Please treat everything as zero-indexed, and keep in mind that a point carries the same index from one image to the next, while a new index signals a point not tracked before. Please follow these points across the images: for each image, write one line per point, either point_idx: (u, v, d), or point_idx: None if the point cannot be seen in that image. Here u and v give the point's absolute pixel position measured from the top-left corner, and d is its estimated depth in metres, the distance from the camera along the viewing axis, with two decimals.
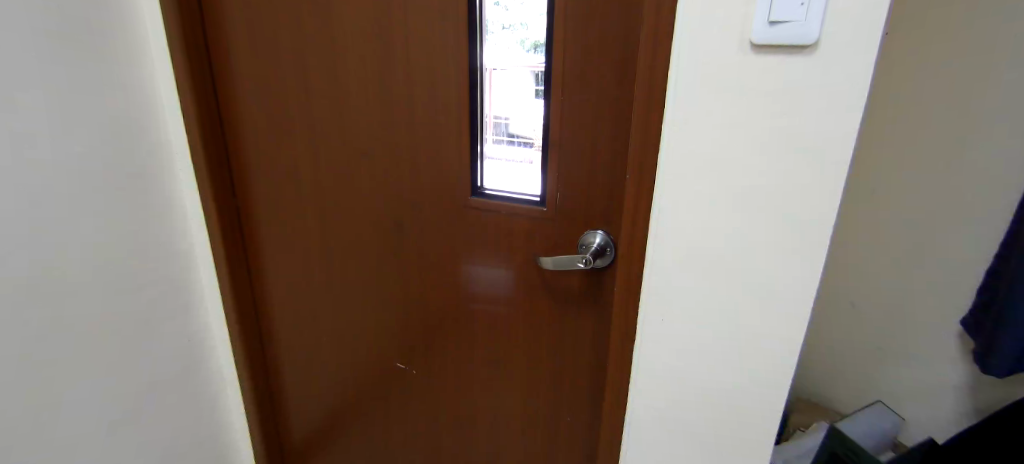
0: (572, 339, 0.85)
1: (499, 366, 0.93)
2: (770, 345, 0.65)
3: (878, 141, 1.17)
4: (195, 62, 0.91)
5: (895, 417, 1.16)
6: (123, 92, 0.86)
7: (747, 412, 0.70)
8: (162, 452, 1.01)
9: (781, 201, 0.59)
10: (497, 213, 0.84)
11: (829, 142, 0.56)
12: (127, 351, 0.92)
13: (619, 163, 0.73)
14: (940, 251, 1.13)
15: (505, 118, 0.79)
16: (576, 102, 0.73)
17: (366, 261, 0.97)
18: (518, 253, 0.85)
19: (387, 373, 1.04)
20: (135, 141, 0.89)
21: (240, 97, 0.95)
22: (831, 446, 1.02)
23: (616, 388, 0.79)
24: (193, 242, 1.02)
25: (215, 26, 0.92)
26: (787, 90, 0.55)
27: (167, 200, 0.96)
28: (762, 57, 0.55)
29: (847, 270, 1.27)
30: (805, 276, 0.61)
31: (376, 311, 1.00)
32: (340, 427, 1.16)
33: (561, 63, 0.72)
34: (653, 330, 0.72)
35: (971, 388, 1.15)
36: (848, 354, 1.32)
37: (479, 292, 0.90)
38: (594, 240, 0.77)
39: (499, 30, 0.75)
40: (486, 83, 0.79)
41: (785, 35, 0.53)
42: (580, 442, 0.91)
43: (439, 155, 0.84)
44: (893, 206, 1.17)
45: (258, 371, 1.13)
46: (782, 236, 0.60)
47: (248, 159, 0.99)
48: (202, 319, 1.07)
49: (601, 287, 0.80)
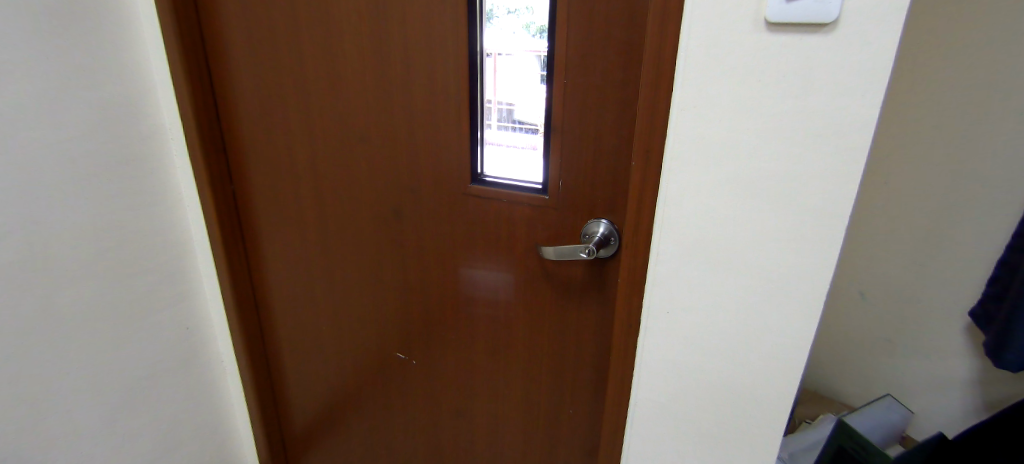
0: (574, 330, 0.84)
1: (499, 357, 0.92)
2: (778, 339, 0.63)
3: (893, 131, 1.12)
4: (189, 49, 0.88)
5: (905, 410, 1.13)
6: (116, 77, 0.83)
7: (751, 405, 0.68)
8: (162, 439, 1.01)
9: (794, 189, 0.56)
10: (497, 200, 0.81)
11: (846, 129, 0.53)
12: (123, 341, 0.90)
13: (624, 151, 0.70)
14: (954, 245, 1.09)
15: (510, 104, 0.77)
16: (579, 88, 0.70)
17: (365, 251, 0.95)
18: (519, 241, 0.83)
19: (387, 364, 1.03)
20: (131, 127, 0.86)
21: (236, 84, 0.93)
22: (839, 440, 0.99)
23: (618, 381, 0.77)
24: (191, 230, 1.00)
25: (210, 11, 0.89)
26: (804, 75, 0.52)
27: (163, 187, 0.94)
28: (778, 38, 0.52)
29: (859, 262, 1.24)
30: (817, 268, 0.59)
31: (376, 302, 0.99)
32: (341, 417, 1.15)
33: (564, 48, 0.69)
34: (657, 323, 0.70)
35: (982, 382, 1.12)
36: (858, 346, 1.28)
37: (480, 283, 0.88)
38: (597, 230, 0.74)
39: (503, 14, 0.72)
40: (488, 68, 0.76)
41: (804, 12, 0.50)
42: (581, 434, 0.90)
43: (438, 142, 0.81)
44: (908, 197, 1.14)
45: (258, 360, 1.12)
46: (791, 227, 0.58)
47: (246, 147, 0.97)
48: (201, 308, 1.05)
49: (604, 277, 0.78)
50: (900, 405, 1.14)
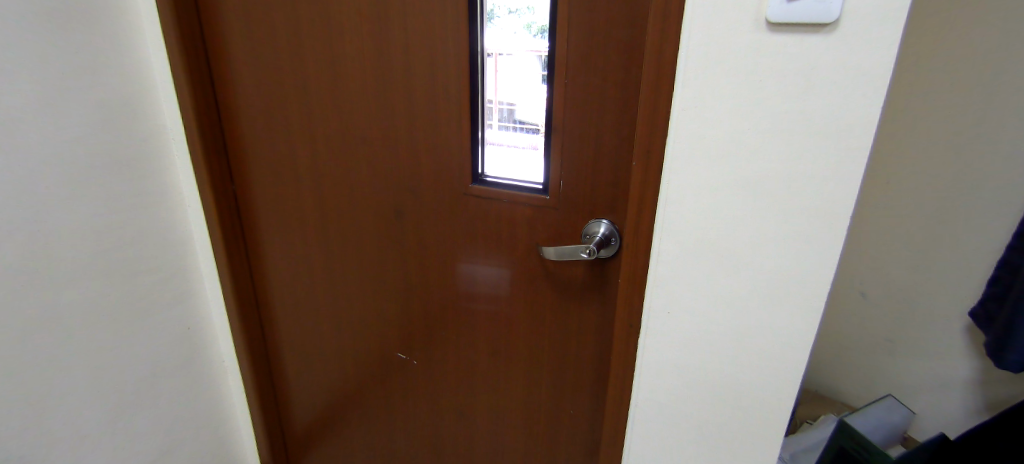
0: (574, 331, 0.84)
1: (499, 357, 0.92)
2: (779, 340, 0.63)
3: (894, 131, 1.12)
4: (189, 49, 0.89)
5: (906, 410, 1.13)
6: (117, 77, 0.84)
7: (752, 405, 0.68)
8: (163, 439, 1.01)
9: (795, 190, 0.56)
10: (498, 200, 0.81)
11: (848, 128, 0.53)
12: (124, 341, 0.91)
13: (625, 151, 0.70)
14: (955, 245, 1.09)
15: (510, 104, 0.77)
16: (579, 88, 0.70)
17: (366, 251, 0.95)
18: (520, 241, 0.83)
19: (388, 363, 1.03)
20: (132, 127, 0.87)
21: (237, 85, 0.93)
22: (840, 441, 0.99)
23: (618, 381, 0.77)
24: (192, 229, 1.00)
25: (211, 12, 0.89)
26: (804, 75, 0.52)
27: (164, 187, 0.94)
28: (779, 38, 0.52)
29: (859, 262, 1.24)
30: (817, 269, 0.58)
31: (377, 302, 0.99)
32: (342, 417, 1.15)
33: (564, 48, 0.69)
34: (658, 323, 0.70)
35: (984, 382, 1.12)
36: (859, 346, 1.28)
37: (480, 282, 0.88)
38: (598, 230, 0.74)
39: (504, 14, 0.72)
40: (488, 68, 0.76)
41: (805, 12, 0.50)
42: (581, 434, 0.90)
43: (438, 142, 0.81)
44: (909, 198, 1.13)
45: (258, 360, 1.12)
46: (792, 227, 0.58)
47: (247, 147, 0.98)
48: (202, 308, 1.05)
49: (604, 277, 0.78)
50: (902, 405, 1.14)
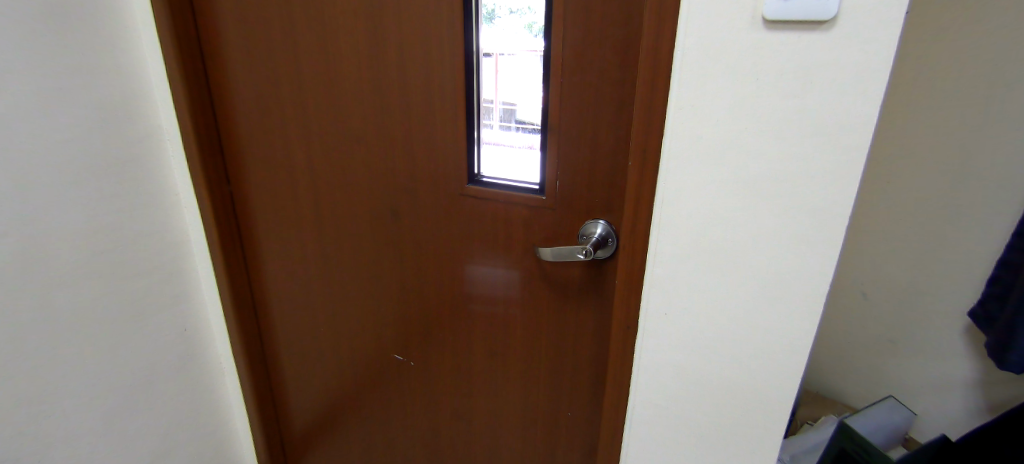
0: (573, 331, 0.83)
1: (497, 358, 0.91)
2: (777, 340, 0.63)
3: (893, 131, 1.12)
4: (185, 50, 0.88)
5: (907, 412, 1.12)
6: (113, 77, 0.83)
7: (749, 406, 0.68)
8: (160, 441, 1.01)
9: (792, 190, 0.56)
10: (495, 201, 0.81)
11: (849, 127, 0.52)
12: (121, 343, 0.90)
13: (623, 150, 0.70)
14: (955, 244, 1.08)
15: (512, 104, 0.76)
16: (577, 87, 0.70)
17: (364, 252, 0.95)
18: (518, 241, 0.82)
19: (387, 364, 1.03)
20: (128, 127, 0.86)
21: (234, 84, 0.93)
22: (840, 442, 0.98)
23: (616, 382, 0.76)
24: (189, 230, 1.00)
25: (206, 13, 0.89)
26: (802, 73, 0.52)
27: (160, 187, 0.93)
28: (777, 34, 0.51)
29: (860, 262, 1.23)
30: (816, 269, 0.58)
31: (375, 304, 0.98)
32: (340, 419, 1.15)
33: (561, 46, 0.69)
34: (656, 324, 0.69)
35: (985, 383, 1.10)
36: (860, 347, 1.27)
37: (479, 283, 0.88)
38: (595, 231, 0.74)
39: (506, 14, 0.72)
40: (488, 68, 0.75)
41: (802, 9, 0.49)
42: (580, 436, 0.89)
43: (434, 142, 0.81)
44: (909, 198, 1.13)
45: (257, 361, 1.12)
46: (791, 228, 0.57)
47: (244, 147, 0.97)
48: (200, 309, 1.05)
49: (602, 278, 0.77)
50: (903, 407, 1.13)
